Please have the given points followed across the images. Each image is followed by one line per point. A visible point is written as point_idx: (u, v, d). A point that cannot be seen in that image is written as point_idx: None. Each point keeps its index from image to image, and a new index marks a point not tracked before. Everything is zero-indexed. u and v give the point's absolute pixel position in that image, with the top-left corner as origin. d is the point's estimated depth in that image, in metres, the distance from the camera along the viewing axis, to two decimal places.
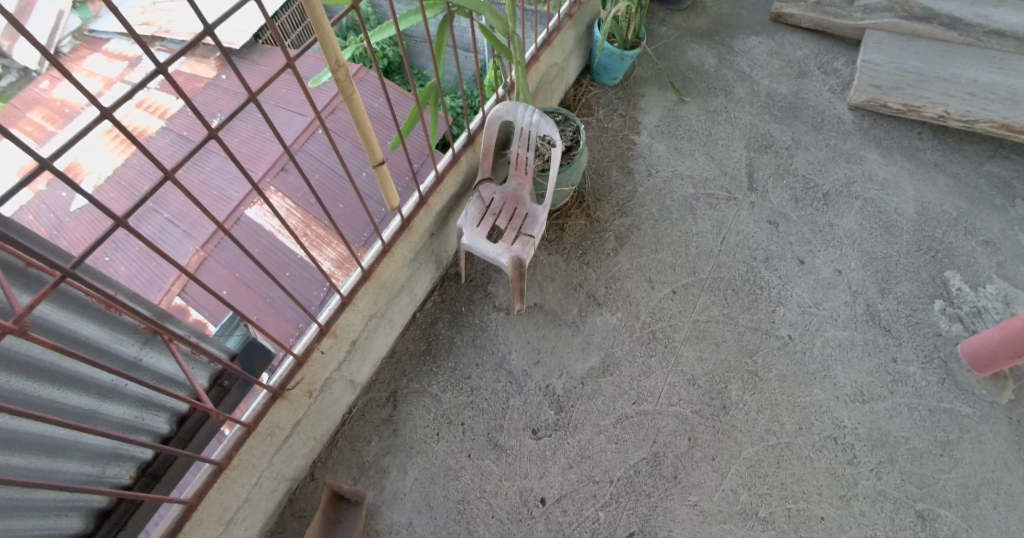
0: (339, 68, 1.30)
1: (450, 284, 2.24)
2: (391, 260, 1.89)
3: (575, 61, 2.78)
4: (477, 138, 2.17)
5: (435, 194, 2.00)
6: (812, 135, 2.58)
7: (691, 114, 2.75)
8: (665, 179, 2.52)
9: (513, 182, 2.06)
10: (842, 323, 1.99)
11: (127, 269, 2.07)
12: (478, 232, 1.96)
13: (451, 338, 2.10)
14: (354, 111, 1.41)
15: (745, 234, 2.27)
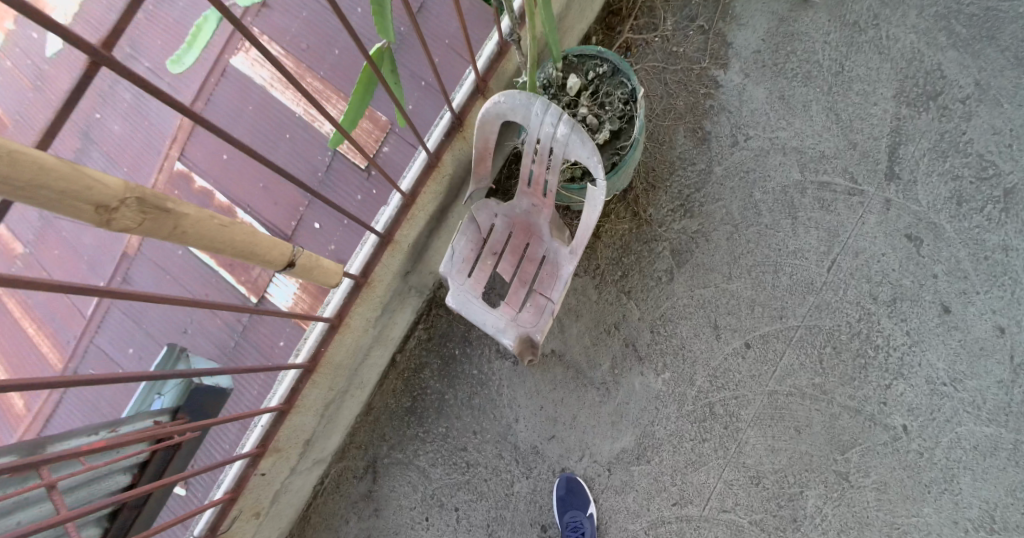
0: (123, 201, 0.61)
1: (437, 314, 1.83)
2: (345, 338, 1.51)
3: None
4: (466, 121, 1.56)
5: (401, 228, 1.51)
6: (1016, 75, 1.62)
7: (814, 29, 1.78)
8: (758, 152, 1.75)
9: (525, 207, 1.47)
10: (988, 415, 1.45)
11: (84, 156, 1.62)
12: (474, 284, 1.52)
13: (441, 394, 1.79)
14: (198, 237, 0.77)
15: (868, 257, 1.57)
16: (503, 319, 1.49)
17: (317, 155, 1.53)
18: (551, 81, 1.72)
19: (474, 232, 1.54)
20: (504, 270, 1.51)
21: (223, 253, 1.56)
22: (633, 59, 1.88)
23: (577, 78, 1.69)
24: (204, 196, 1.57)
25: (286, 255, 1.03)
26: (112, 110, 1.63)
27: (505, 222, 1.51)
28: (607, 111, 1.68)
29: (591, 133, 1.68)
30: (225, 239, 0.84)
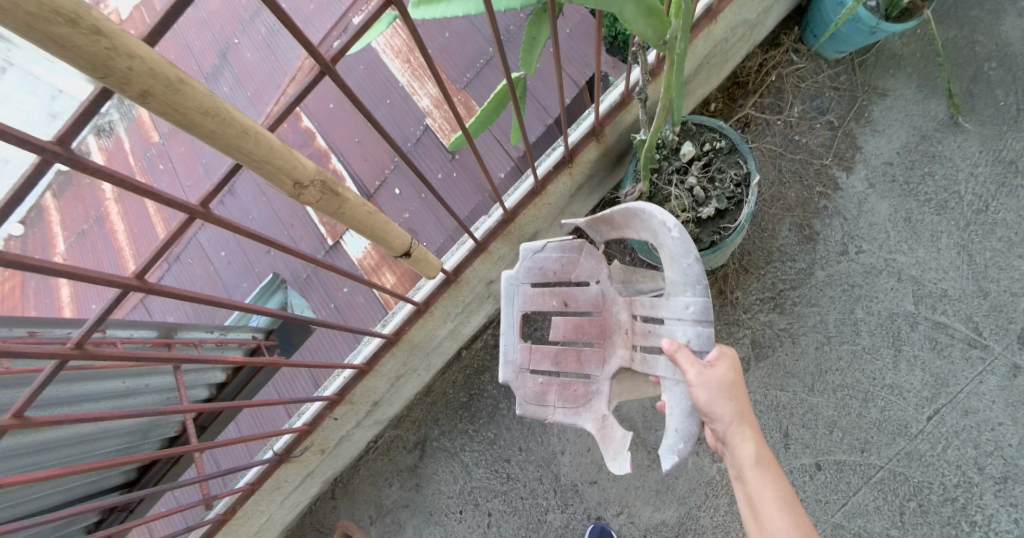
0: (304, 188, 0.75)
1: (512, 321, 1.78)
2: (428, 320, 1.50)
3: (782, 8, 1.73)
4: (576, 156, 1.51)
5: (495, 240, 1.50)
6: None
7: (962, 156, 1.65)
8: (870, 268, 1.60)
9: (624, 324, 1.25)
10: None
11: (248, 59, 1.73)
12: (526, 302, 1.33)
13: (497, 401, 1.72)
14: (349, 216, 0.91)
15: (980, 421, 1.41)
16: (514, 359, 1.35)
17: (411, 125, 1.57)
18: (666, 142, 1.66)
19: (574, 260, 1.31)
20: (556, 320, 1.32)
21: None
22: (749, 134, 1.79)
23: (691, 145, 1.63)
24: (306, 136, 1.65)
25: (404, 245, 1.13)
26: (247, 38, 1.75)
27: (601, 295, 1.28)
28: (716, 187, 1.61)
29: (695, 206, 1.61)
30: (364, 221, 0.96)
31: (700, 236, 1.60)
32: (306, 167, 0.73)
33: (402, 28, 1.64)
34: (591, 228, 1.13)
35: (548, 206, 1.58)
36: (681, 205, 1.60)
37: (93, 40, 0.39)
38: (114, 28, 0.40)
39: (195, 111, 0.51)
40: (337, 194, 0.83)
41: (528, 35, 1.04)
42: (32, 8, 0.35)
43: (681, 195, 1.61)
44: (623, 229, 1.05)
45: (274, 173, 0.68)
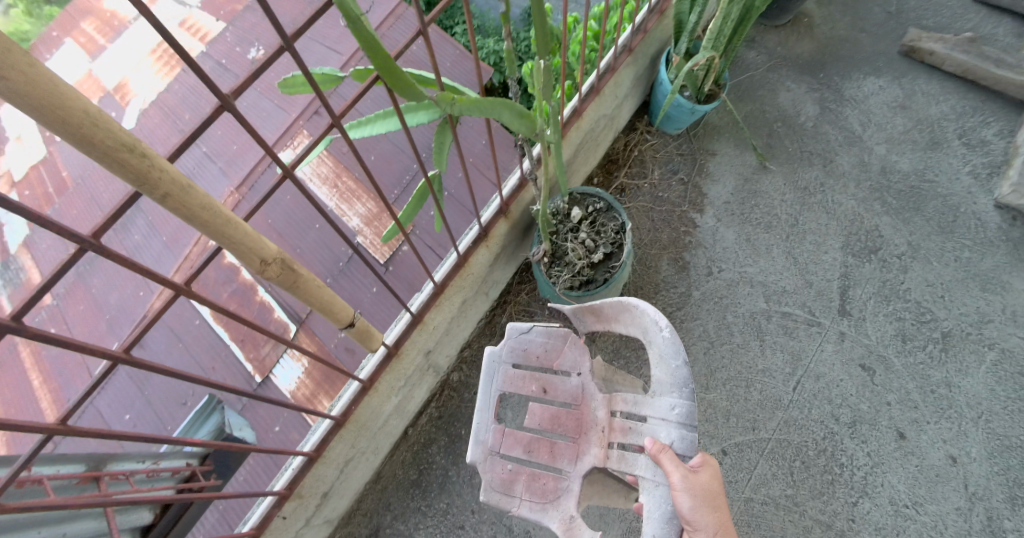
0: (266, 264, 1.03)
1: (448, 396, 2.09)
2: (374, 396, 1.73)
3: (629, 102, 2.30)
4: (490, 232, 1.91)
5: (431, 310, 1.80)
6: (936, 239, 1.96)
7: (775, 190, 2.19)
8: (730, 283, 2.02)
9: (601, 423, 1.34)
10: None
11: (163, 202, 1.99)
12: (506, 385, 1.44)
13: (445, 469, 1.98)
14: (297, 287, 1.16)
15: (827, 381, 1.78)
16: (486, 439, 1.39)
17: (343, 245, 1.78)
18: (559, 211, 2.09)
19: (558, 348, 1.44)
20: (534, 407, 1.40)
21: (235, 325, 1.66)
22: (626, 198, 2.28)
23: (578, 209, 2.06)
24: (230, 272, 1.72)
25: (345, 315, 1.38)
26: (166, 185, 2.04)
27: (580, 388, 1.38)
28: (601, 237, 2.02)
29: (588, 253, 2.00)
30: (316, 294, 1.22)
31: (595, 276, 1.99)
32: (268, 248, 1.00)
33: (328, 158, 1.95)
34: (576, 316, 1.36)
35: (472, 276, 1.92)
36: (577, 254, 1.98)
37: (138, 160, 0.66)
38: (150, 151, 0.66)
39: (197, 208, 0.80)
40: (292, 269, 1.10)
41: (438, 142, 1.46)
42: (108, 143, 0.62)
43: (577, 247, 1.99)
44: (609, 321, 1.33)
45: (243, 250, 0.95)
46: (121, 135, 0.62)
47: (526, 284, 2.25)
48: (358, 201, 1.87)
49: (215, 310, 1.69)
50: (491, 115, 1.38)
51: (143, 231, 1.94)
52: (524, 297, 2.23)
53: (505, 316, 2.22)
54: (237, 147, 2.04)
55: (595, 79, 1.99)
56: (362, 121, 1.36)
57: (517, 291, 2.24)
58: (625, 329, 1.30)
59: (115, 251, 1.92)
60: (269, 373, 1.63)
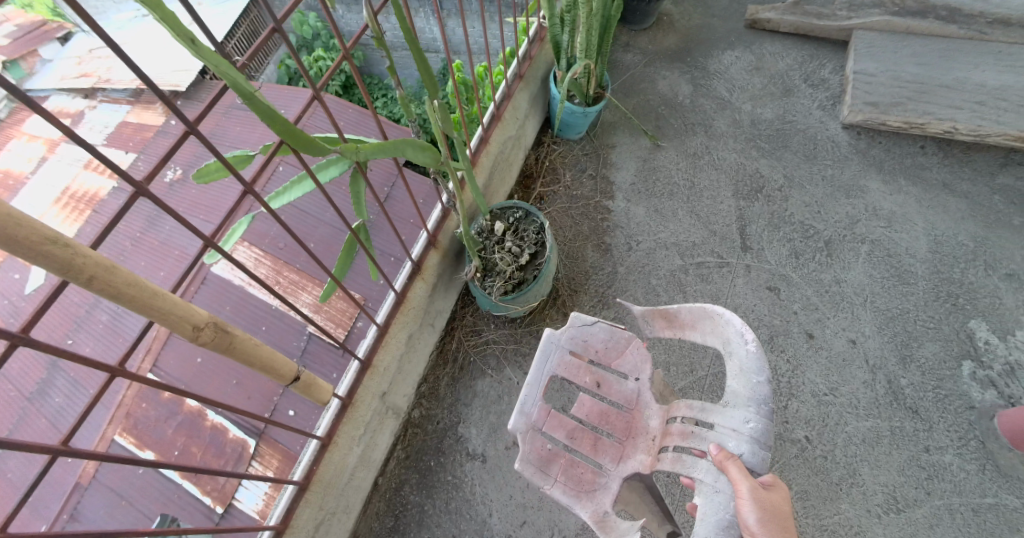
0: (201, 331, 0.98)
1: (413, 434, 2.00)
2: (334, 450, 1.69)
3: (533, 121, 2.48)
4: (424, 264, 1.96)
5: (378, 353, 1.80)
6: (806, 167, 2.23)
7: (668, 161, 2.39)
8: (648, 252, 2.18)
9: (653, 432, 1.38)
10: (863, 411, 1.75)
11: (92, 350, 2.02)
12: (561, 367, 1.49)
13: (421, 505, 1.90)
14: (239, 355, 1.12)
15: (744, 309, 1.96)
16: (530, 412, 1.46)
17: (293, 342, 1.86)
18: (482, 228, 2.14)
19: (620, 349, 1.47)
20: (584, 398, 1.47)
21: (188, 459, 1.68)
22: (545, 203, 2.40)
23: (500, 222, 2.11)
24: (174, 405, 1.77)
25: (294, 369, 1.32)
26: (84, 334, 2.06)
27: (636, 393, 1.43)
28: (525, 241, 2.08)
29: (515, 259, 2.05)
30: (257, 355, 1.16)
31: (526, 276, 2.04)
32: (198, 313, 0.96)
33: (267, 258, 2.07)
34: (644, 319, 1.39)
35: (414, 310, 1.93)
36: (505, 261, 2.02)
37: (59, 249, 0.69)
38: (71, 239, 0.70)
39: (124, 283, 0.80)
40: (227, 331, 1.05)
41: (354, 192, 1.58)
42: (27, 235, 0.64)
43: (506, 254, 2.04)
44: (682, 329, 1.33)
45: (174, 320, 0.92)
46: (39, 227, 0.66)
47: (471, 305, 2.19)
48: (305, 290, 2.00)
49: (161, 449, 1.70)
50: (396, 153, 1.51)
51: (65, 392, 1.94)
52: (471, 318, 2.16)
53: (455, 343, 2.13)
54: (167, 271, 2.12)
55: (493, 107, 2.18)
56: (282, 189, 1.49)
57: (462, 315, 2.17)
58: (701, 338, 1.29)
59: (33, 421, 1.89)
60: (231, 498, 1.63)
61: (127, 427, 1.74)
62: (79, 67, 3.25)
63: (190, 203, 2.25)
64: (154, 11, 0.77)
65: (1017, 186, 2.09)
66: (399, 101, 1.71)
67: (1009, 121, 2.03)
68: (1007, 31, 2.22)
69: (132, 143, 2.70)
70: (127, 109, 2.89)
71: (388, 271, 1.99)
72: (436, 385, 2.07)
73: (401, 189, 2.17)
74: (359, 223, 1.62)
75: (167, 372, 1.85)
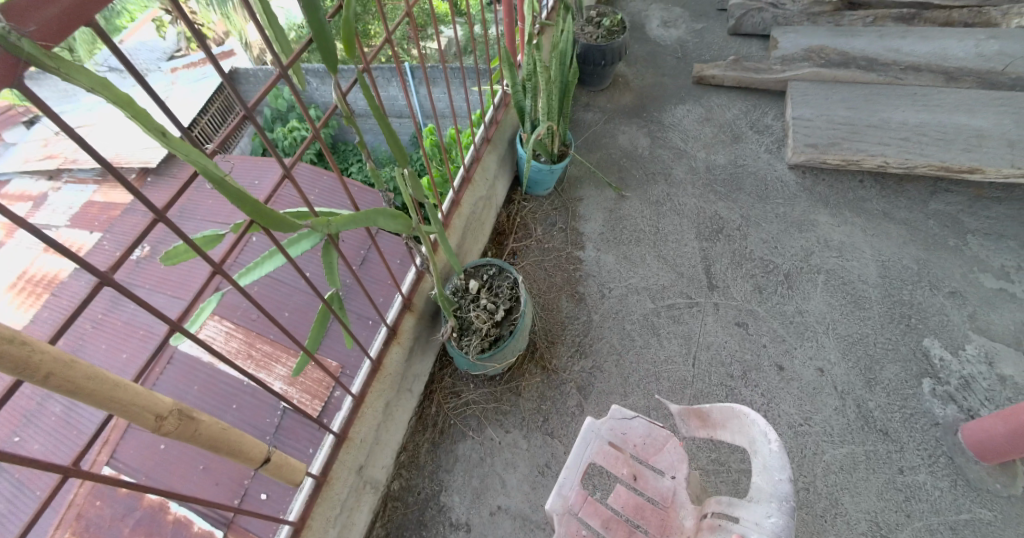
0: (163, 420, 0.97)
1: (393, 508, 1.92)
2: (309, 535, 1.61)
3: (502, 181, 2.59)
4: (399, 329, 1.96)
5: (354, 425, 1.76)
6: (761, 207, 2.34)
7: (634, 211, 2.49)
8: (620, 297, 2.23)
9: (687, 531, 1.35)
10: (838, 437, 1.75)
11: (42, 446, 1.95)
12: (601, 458, 1.47)
13: None
14: (203, 442, 1.10)
15: (713, 347, 2.01)
16: (568, 495, 1.43)
17: (267, 418, 1.81)
18: (457, 288, 2.18)
19: (658, 446, 1.47)
20: (621, 489, 1.44)
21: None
22: (518, 258, 2.46)
23: (474, 280, 2.15)
24: (132, 500, 1.70)
25: (265, 451, 1.29)
26: (33, 429, 1.98)
27: (672, 491, 1.41)
28: (500, 297, 2.12)
29: (491, 315, 2.07)
30: (225, 439, 1.14)
31: (502, 331, 2.05)
32: (160, 401, 0.96)
33: (240, 332, 2.06)
34: (680, 417, 1.38)
35: (391, 376, 1.92)
36: (481, 319, 2.04)
37: (16, 347, 0.70)
38: (29, 336, 0.71)
39: (83, 377, 0.80)
40: (193, 417, 1.04)
41: (327, 263, 1.61)
42: None
43: (482, 311, 2.06)
44: (715, 428, 1.33)
45: (135, 411, 0.91)
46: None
47: (449, 366, 2.18)
48: (279, 362, 1.98)
49: None
50: (367, 223, 1.56)
51: (7, 495, 1.85)
52: (449, 379, 2.15)
53: (434, 406, 2.10)
54: (131, 352, 2.09)
55: (463, 171, 2.28)
56: (252, 265, 1.52)
57: (440, 376, 2.15)
58: (731, 437, 1.28)
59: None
60: None
61: (78, 530, 1.67)
62: (44, 149, 3.43)
63: (158, 279, 2.27)
64: (126, 109, 0.80)
65: (949, 210, 2.23)
66: (369, 171, 1.79)
67: (931, 154, 2.19)
68: (919, 76, 2.44)
69: (97, 222, 2.74)
70: (93, 190, 2.96)
71: (363, 338, 2.00)
72: (416, 454, 2.02)
73: (374, 255, 2.23)
74: (332, 292, 1.65)
75: (125, 463, 1.80)
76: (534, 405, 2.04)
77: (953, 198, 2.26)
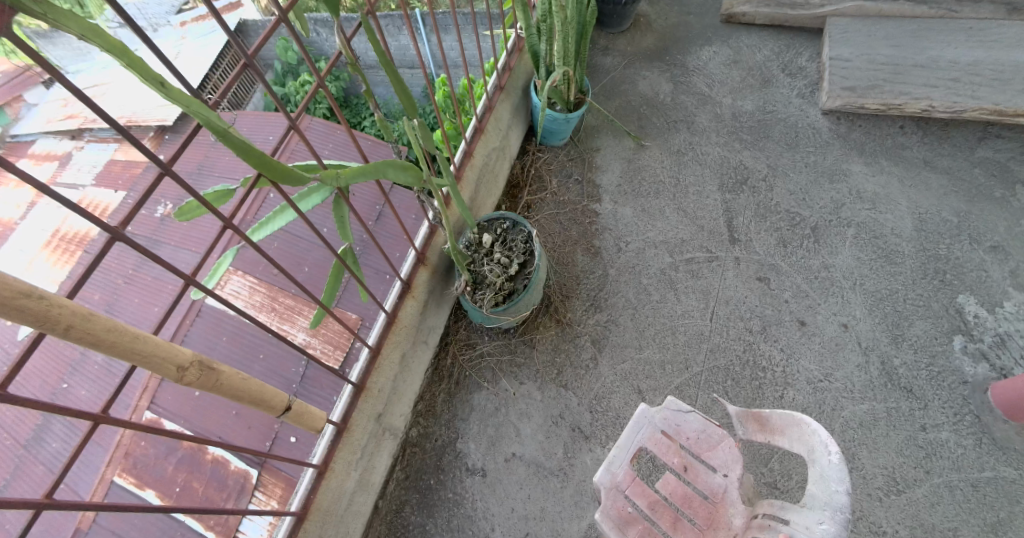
0: (184, 371, 0.98)
1: (412, 453, 1.99)
2: (331, 478, 1.67)
3: (516, 130, 2.49)
4: (414, 283, 1.95)
5: (372, 376, 1.79)
6: (789, 156, 2.23)
7: (654, 161, 2.39)
8: (639, 251, 2.17)
9: (736, 530, 1.34)
10: (858, 394, 1.74)
11: (87, 393, 2.02)
12: (656, 447, 1.45)
13: (423, 525, 1.87)
14: (224, 391, 1.11)
15: (734, 302, 1.97)
16: (616, 473, 1.45)
17: (292, 368, 1.85)
18: (471, 242, 2.14)
19: (712, 443, 1.44)
20: (669, 477, 1.45)
21: (190, 496, 1.67)
22: (533, 211, 2.40)
23: (487, 234, 2.11)
24: (172, 442, 1.76)
25: (285, 399, 1.31)
26: (78, 377, 2.06)
27: (724, 489, 1.39)
28: (514, 250, 2.08)
29: (504, 269, 2.04)
30: (247, 389, 1.16)
31: (516, 286, 2.03)
32: (179, 353, 0.97)
33: (260, 285, 2.07)
34: (739, 419, 1.34)
35: (406, 329, 1.92)
36: (495, 273, 2.02)
37: (34, 301, 0.70)
38: (44, 291, 0.70)
39: (102, 330, 0.80)
40: (213, 368, 1.05)
41: (339, 217, 1.59)
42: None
43: (497, 266, 2.04)
44: (774, 434, 1.28)
45: (157, 362, 0.92)
46: (11, 282, 0.66)
47: (464, 319, 2.19)
48: (299, 314, 2.00)
49: (161, 488, 1.68)
50: (377, 175, 1.52)
51: (61, 437, 1.94)
52: (464, 332, 2.16)
53: (450, 358, 2.12)
54: (161, 306, 2.12)
55: (475, 120, 2.20)
56: (262, 221, 1.50)
57: (456, 329, 2.16)
58: (789, 445, 1.24)
59: (30, 470, 1.88)
60: (235, 532, 1.61)
61: (126, 468, 1.73)
62: (64, 109, 3.38)
63: (182, 236, 2.27)
64: (120, 58, 0.75)
65: (997, 158, 2.09)
66: (378, 122, 1.71)
67: (983, 96, 2.03)
68: (976, 8, 2.23)
69: (120, 181, 2.73)
70: (116, 148, 2.94)
71: (380, 292, 2.00)
72: (433, 404, 2.06)
73: (387, 208, 2.19)
74: (345, 247, 1.63)
75: (164, 408, 1.84)
76: (548, 357, 2.05)
77: (1003, 144, 2.12)
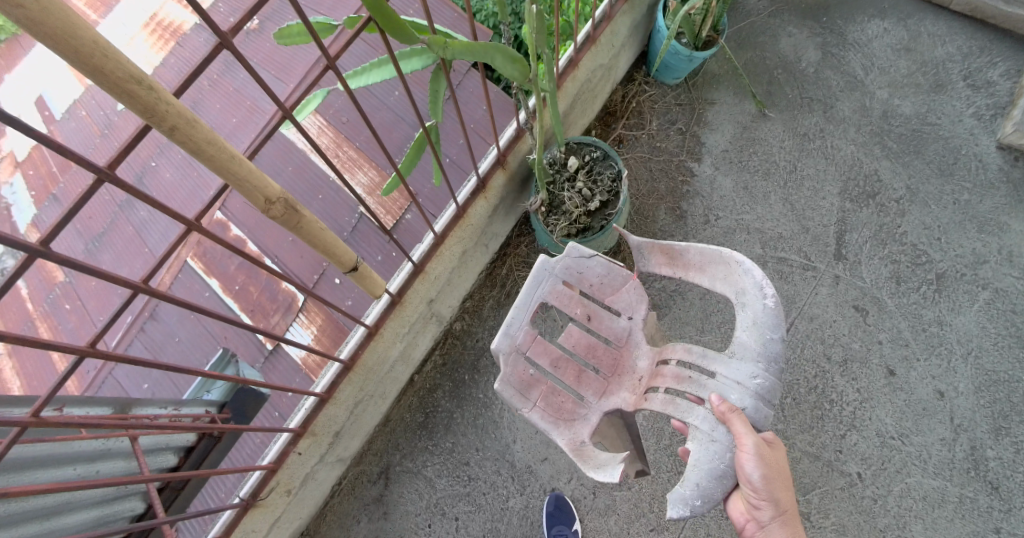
0: (271, 206, 0.89)
1: (452, 343, 1.99)
2: (379, 342, 1.67)
3: (628, 52, 2.17)
4: (490, 182, 1.80)
5: (431, 262, 1.70)
6: (935, 183, 1.96)
7: (771, 136, 2.12)
8: (726, 230, 2.00)
9: (641, 373, 1.31)
10: (933, 469, 1.68)
11: (171, 178, 1.89)
12: (553, 295, 1.39)
13: (451, 412, 1.92)
14: (304, 236, 1.03)
15: (821, 322, 1.83)
16: (516, 336, 1.38)
17: (346, 217, 1.77)
18: (556, 160, 1.95)
19: (615, 287, 1.36)
20: (573, 329, 1.38)
21: (246, 298, 1.68)
22: (624, 149, 2.18)
23: (575, 158, 1.92)
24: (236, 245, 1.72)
25: (353, 258, 1.24)
26: (166, 159, 1.91)
27: (627, 332, 1.34)
28: (598, 186, 1.90)
29: (584, 202, 1.89)
30: (321, 238, 1.07)
31: (592, 223, 1.89)
32: (270, 185, 0.86)
33: (329, 130, 1.93)
34: (644, 252, 1.27)
35: (471, 227, 1.81)
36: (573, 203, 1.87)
37: (144, 91, 0.58)
38: (156, 81, 0.58)
39: (204, 141, 0.69)
40: (297, 210, 0.96)
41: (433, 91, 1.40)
42: (113, 70, 0.53)
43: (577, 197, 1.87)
44: (684, 268, 1.24)
45: (248, 189, 0.82)
46: (125, 63, 0.54)
47: (527, 236, 2.07)
48: (361, 170, 1.86)
49: (224, 281, 1.69)
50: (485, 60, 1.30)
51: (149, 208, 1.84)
52: (525, 249, 2.06)
53: (505, 269, 2.05)
54: (237, 124, 1.99)
55: (591, 26, 1.88)
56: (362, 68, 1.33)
57: (517, 243, 2.06)
58: (704, 280, 1.22)
59: (121, 229, 1.82)
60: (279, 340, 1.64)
61: (197, 252, 1.71)
62: None
63: (264, 56, 2.08)
64: None
65: None
66: None
67: None
68: None
69: None
70: None
71: (454, 178, 1.86)
72: (484, 301, 2.03)
73: (473, 89, 1.95)
74: (432, 124, 1.46)
75: (233, 213, 1.76)
76: None
77: None
